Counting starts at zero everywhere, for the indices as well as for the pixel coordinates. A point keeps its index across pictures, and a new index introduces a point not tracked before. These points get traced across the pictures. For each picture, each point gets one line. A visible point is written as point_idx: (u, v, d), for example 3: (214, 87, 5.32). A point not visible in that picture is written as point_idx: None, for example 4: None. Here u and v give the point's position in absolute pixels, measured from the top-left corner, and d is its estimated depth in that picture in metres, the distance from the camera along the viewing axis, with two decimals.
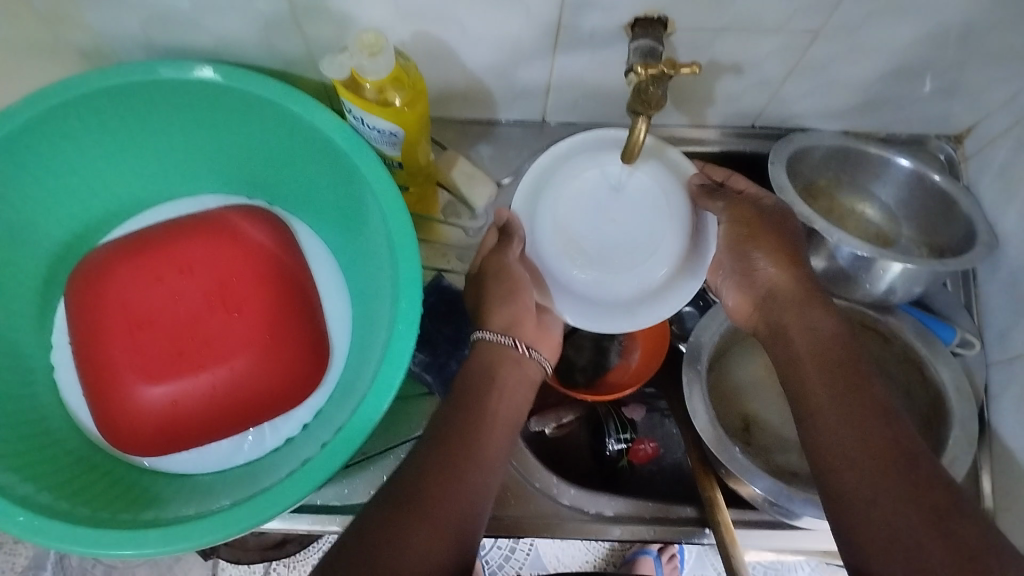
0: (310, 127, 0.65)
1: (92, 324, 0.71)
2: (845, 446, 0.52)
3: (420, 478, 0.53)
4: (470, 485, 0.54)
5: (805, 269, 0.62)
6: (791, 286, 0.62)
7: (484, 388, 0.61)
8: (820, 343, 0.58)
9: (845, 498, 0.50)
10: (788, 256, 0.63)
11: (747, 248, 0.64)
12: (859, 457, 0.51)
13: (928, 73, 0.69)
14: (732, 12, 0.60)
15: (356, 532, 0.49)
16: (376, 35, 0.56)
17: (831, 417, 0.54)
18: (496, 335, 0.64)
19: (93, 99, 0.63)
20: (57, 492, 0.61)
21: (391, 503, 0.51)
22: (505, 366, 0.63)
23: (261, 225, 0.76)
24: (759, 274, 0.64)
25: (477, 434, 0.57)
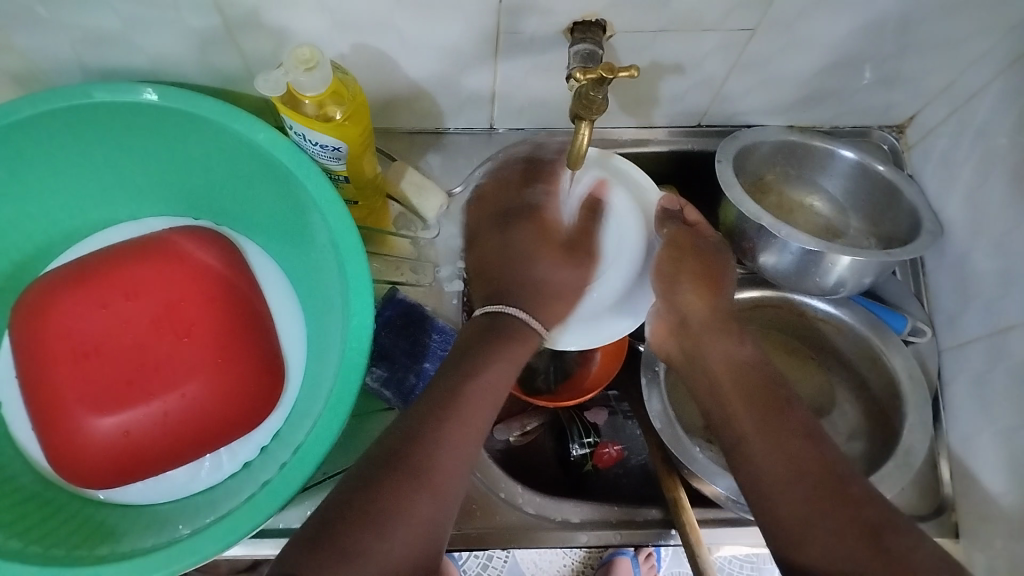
0: (252, 145, 0.63)
1: (37, 355, 0.69)
2: (768, 459, 0.52)
3: (418, 439, 0.52)
4: (434, 483, 0.51)
5: (723, 302, 0.64)
6: (711, 314, 0.63)
7: (471, 365, 0.58)
8: (736, 371, 0.59)
9: (785, 516, 0.50)
10: (708, 288, 0.64)
11: (674, 280, 0.65)
12: (783, 465, 0.52)
13: (866, 65, 0.70)
14: (668, 12, 0.60)
15: (341, 502, 0.49)
16: (312, 50, 0.55)
17: (752, 432, 0.54)
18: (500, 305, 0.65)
19: (27, 125, 0.61)
20: (7, 530, 0.59)
21: (353, 495, 0.49)
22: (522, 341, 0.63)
23: (208, 246, 0.74)
24: (678, 303, 0.64)
25: (453, 421, 0.54)
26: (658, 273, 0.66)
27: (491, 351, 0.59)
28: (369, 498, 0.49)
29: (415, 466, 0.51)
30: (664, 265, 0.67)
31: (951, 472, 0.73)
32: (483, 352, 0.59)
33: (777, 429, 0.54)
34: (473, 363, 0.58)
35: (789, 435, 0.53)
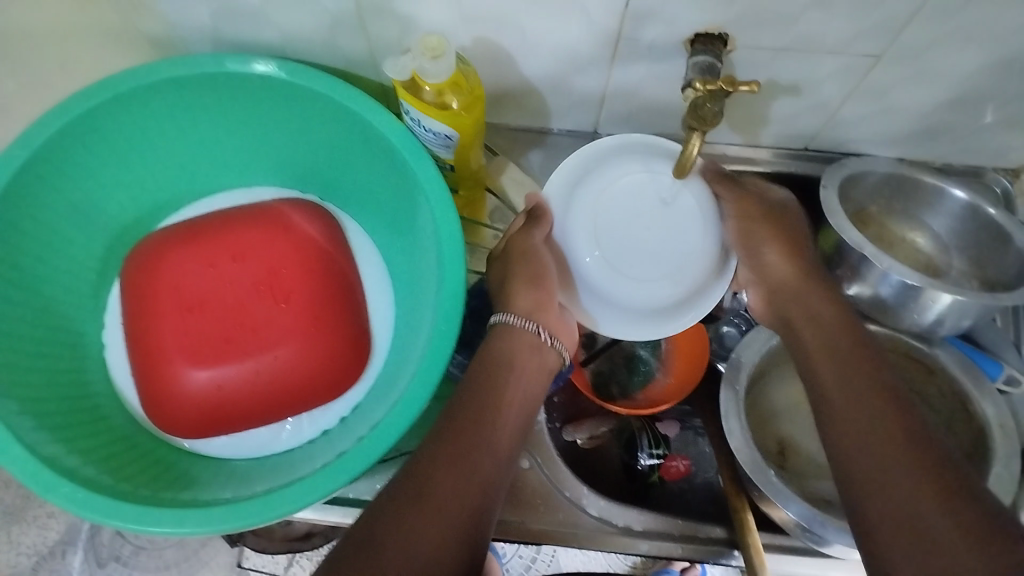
0: (368, 126, 0.66)
1: (144, 306, 0.73)
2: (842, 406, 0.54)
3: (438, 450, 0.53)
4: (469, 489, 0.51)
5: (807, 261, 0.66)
6: (788, 278, 0.65)
7: (491, 394, 0.59)
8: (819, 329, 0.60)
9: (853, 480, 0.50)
10: (790, 245, 0.66)
11: (755, 241, 0.67)
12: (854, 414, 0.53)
13: (989, 105, 0.68)
14: (793, 32, 0.60)
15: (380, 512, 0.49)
16: (440, 38, 0.57)
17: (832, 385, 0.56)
18: (515, 317, 0.64)
19: (160, 85, 0.65)
20: (101, 466, 0.62)
21: (384, 507, 0.49)
22: (524, 350, 0.63)
23: (312, 218, 0.77)
24: (763, 265, 0.67)
25: (462, 427, 0.55)
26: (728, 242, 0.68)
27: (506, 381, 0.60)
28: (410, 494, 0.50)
29: (434, 469, 0.52)
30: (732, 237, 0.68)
31: None
32: (498, 386, 0.59)
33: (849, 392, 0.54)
34: (487, 406, 0.58)
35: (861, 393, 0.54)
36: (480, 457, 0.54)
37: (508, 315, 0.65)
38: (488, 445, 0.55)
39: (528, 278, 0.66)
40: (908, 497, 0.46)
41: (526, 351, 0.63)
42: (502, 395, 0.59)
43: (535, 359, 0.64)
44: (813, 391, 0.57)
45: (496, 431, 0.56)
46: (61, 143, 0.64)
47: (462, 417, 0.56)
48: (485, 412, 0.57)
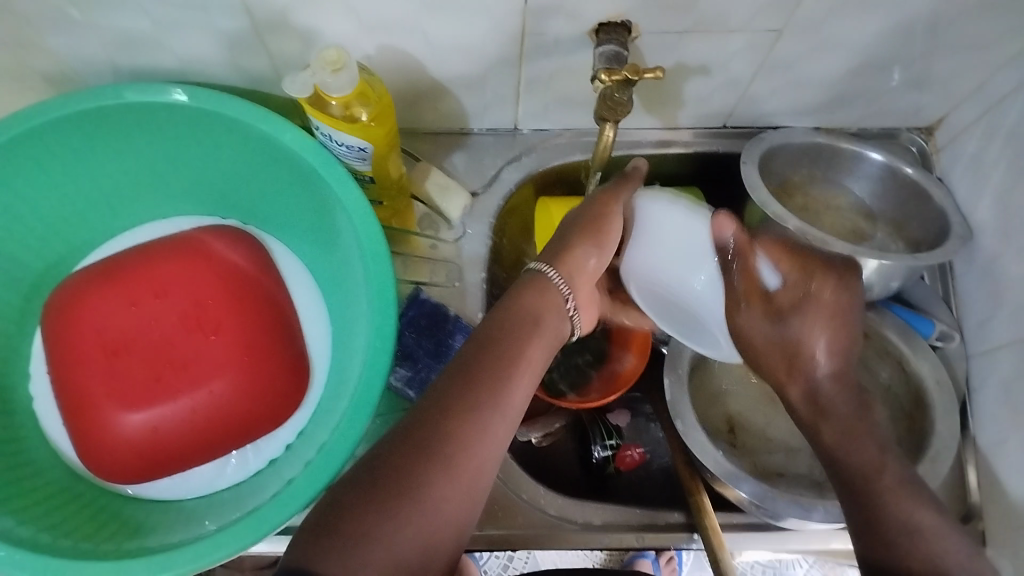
0: (281, 146, 0.64)
1: (68, 353, 0.70)
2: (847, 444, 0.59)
3: (447, 406, 0.53)
4: (474, 458, 0.51)
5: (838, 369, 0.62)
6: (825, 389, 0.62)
7: (509, 353, 0.56)
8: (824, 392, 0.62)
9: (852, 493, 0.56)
10: (824, 350, 0.63)
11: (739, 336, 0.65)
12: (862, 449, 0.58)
13: (895, 68, 0.69)
14: (694, 13, 0.60)
15: (380, 466, 0.50)
16: (338, 51, 0.56)
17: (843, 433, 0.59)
18: (553, 275, 0.62)
19: (59, 125, 0.63)
20: (38, 523, 0.60)
21: (383, 460, 0.50)
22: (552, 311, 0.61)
23: (236, 244, 0.75)
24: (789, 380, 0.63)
25: (476, 390, 0.54)
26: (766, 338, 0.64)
27: (530, 337, 0.58)
28: (412, 456, 0.50)
29: (442, 430, 0.51)
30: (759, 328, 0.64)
31: (978, 479, 0.72)
32: (510, 363, 0.56)
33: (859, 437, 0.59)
34: (498, 375, 0.55)
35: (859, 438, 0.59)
36: (479, 444, 0.52)
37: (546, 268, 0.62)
38: (489, 431, 0.53)
39: (590, 233, 0.63)
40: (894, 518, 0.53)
41: (554, 313, 0.60)
42: (523, 350, 0.57)
43: (550, 325, 0.60)
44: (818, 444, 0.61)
45: (501, 411, 0.54)
46: None
47: (467, 399, 0.53)
48: (493, 387, 0.54)
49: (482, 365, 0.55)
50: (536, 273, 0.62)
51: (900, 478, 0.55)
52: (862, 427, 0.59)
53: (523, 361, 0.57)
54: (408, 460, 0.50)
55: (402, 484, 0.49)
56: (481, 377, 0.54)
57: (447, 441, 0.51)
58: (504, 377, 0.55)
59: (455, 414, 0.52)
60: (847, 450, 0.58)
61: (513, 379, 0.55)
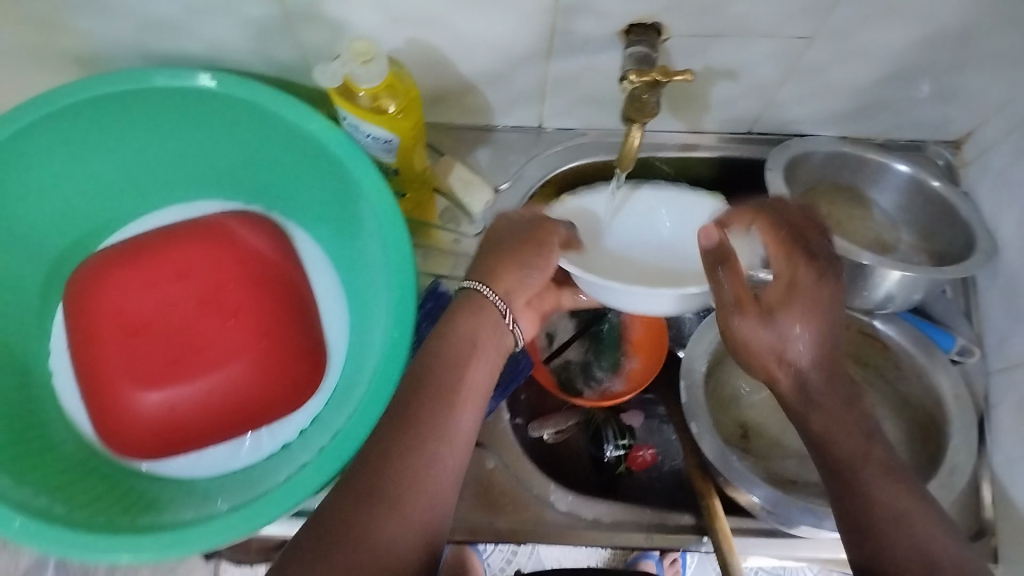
0: (307, 134, 0.65)
1: (90, 331, 0.71)
2: (830, 433, 0.54)
3: (393, 443, 0.51)
4: (426, 494, 0.50)
5: (831, 350, 0.56)
6: (818, 373, 0.56)
7: (448, 383, 0.55)
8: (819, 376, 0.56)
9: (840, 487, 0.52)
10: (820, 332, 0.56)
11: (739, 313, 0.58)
12: (848, 439, 0.53)
13: (925, 79, 0.69)
14: (724, 17, 0.59)
15: (336, 510, 0.48)
16: (367, 43, 0.56)
17: (830, 424, 0.54)
18: (493, 295, 0.59)
19: (90, 104, 0.63)
20: (55, 495, 0.61)
21: (335, 506, 0.48)
22: (487, 327, 0.58)
23: (259, 230, 0.76)
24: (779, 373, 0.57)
25: (420, 423, 0.52)
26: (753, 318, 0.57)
27: (466, 363, 0.56)
28: (366, 498, 0.49)
29: (390, 468, 0.50)
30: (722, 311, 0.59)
31: (993, 495, 0.72)
32: (449, 400, 0.54)
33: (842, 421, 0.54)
34: (438, 405, 0.53)
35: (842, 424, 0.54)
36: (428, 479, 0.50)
37: (481, 285, 0.60)
38: (428, 473, 0.51)
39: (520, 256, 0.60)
40: (883, 513, 0.50)
41: (490, 331, 0.58)
42: (463, 373, 0.55)
43: (484, 363, 0.57)
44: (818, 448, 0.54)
45: (448, 441, 0.52)
46: None
47: (403, 442, 0.51)
48: (431, 425, 0.52)
49: (417, 406, 0.53)
50: (471, 290, 0.60)
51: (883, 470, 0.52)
52: (855, 416, 0.55)
53: (462, 387, 0.55)
54: (345, 508, 0.48)
55: (354, 529, 0.47)
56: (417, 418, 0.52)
57: (398, 479, 0.49)
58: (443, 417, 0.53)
59: (403, 450, 0.51)
60: (833, 443, 0.54)
61: (455, 413, 0.54)
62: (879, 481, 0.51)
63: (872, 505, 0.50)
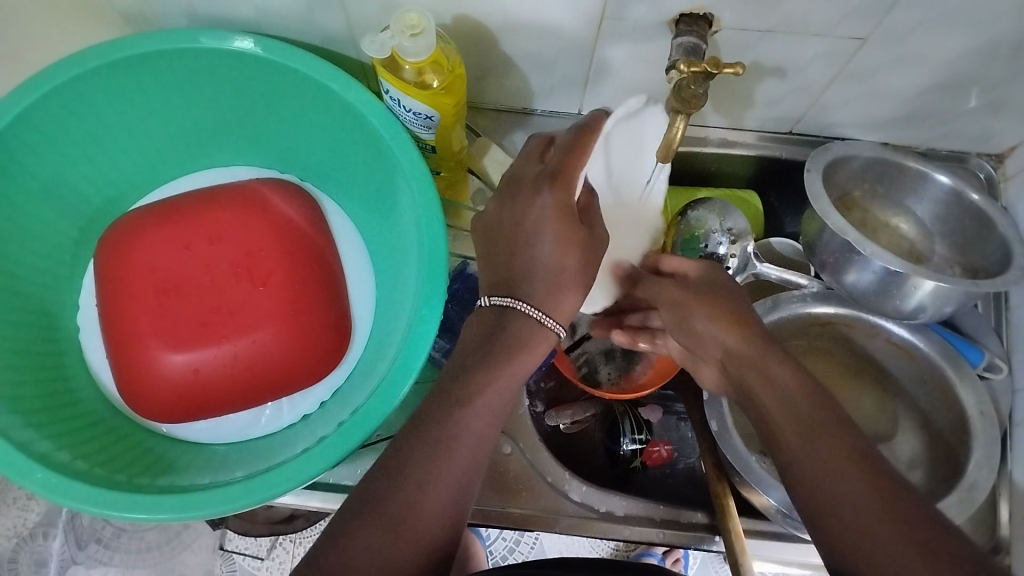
0: (348, 106, 0.64)
1: (119, 290, 0.71)
2: (793, 435, 0.51)
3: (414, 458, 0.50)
4: (434, 513, 0.49)
5: (758, 327, 0.58)
6: (743, 347, 0.57)
7: (474, 392, 0.53)
8: (787, 393, 0.53)
9: (809, 491, 0.48)
10: (737, 319, 0.58)
11: (683, 310, 0.61)
12: (810, 436, 0.50)
13: (974, 89, 0.68)
14: (779, 13, 0.59)
15: (349, 528, 0.48)
16: (420, 16, 0.56)
17: (795, 429, 0.51)
18: (556, 326, 0.57)
19: (133, 61, 0.63)
20: (75, 451, 0.61)
21: (346, 526, 0.48)
22: (529, 344, 0.56)
23: (292, 199, 0.76)
24: (704, 335, 0.59)
25: (442, 437, 0.51)
26: (682, 296, 0.61)
27: (496, 370, 0.54)
28: (377, 519, 0.48)
29: (406, 487, 0.49)
30: (685, 294, 0.61)
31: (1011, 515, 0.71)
32: (472, 417, 0.52)
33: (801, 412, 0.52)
34: (464, 418, 0.52)
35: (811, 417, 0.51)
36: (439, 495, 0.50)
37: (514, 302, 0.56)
38: (434, 492, 0.50)
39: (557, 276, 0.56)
40: (860, 505, 0.46)
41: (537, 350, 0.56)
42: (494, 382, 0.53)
43: (515, 377, 0.54)
44: (779, 454, 0.52)
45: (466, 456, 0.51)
46: (31, 122, 0.62)
47: (414, 460, 0.50)
48: (452, 436, 0.51)
49: (436, 423, 0.51)
50: (504, 306, 0.56)
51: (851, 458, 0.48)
52: (826, 414, 0.51)
53: (488, 397, 0.53)
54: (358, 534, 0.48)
55: (360, 554, 0.47)
56: (430, 438, 0.51)
57: (409, 497, 0.49)
58: (454, 435, 0.51)
59: (420, 465, 0.50)
60: (795, 445, 0.50)
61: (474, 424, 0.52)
62: (850, 477, 0.47)
63: (839, 503, 0.47)
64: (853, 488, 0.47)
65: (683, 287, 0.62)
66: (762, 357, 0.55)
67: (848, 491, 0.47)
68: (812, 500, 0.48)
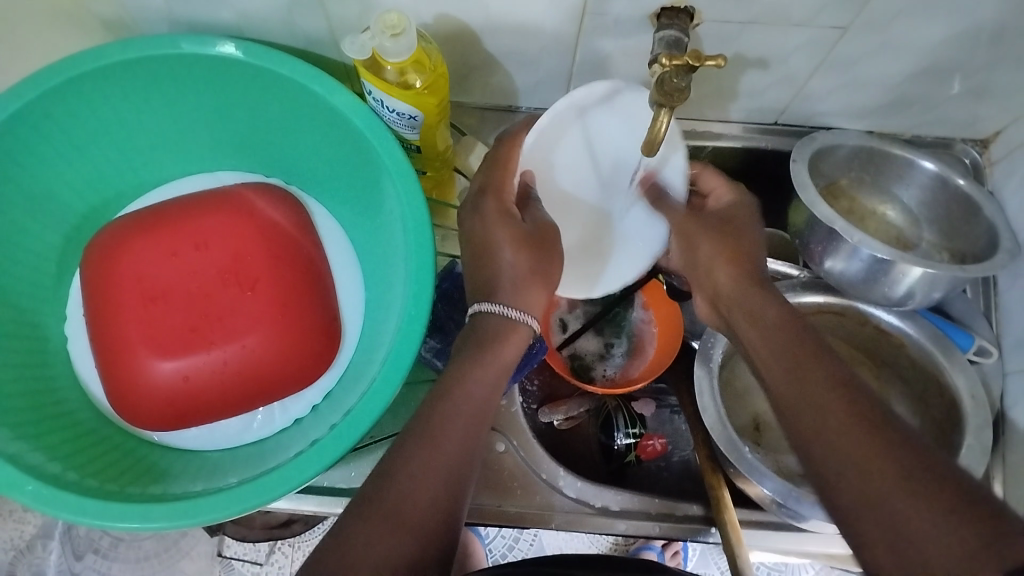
0: (331, 108, 0.64)
1: (106, 299, 0.71)
2: (784, 380, 0.51)
3: (405, 455, 0.50)
4: (433, 500, 0.48)
5: (752, 262, 0.59)
6: (738, 278, 0.58)
7: (460, 392, 0.54)
8: (776, 339, 0.54)
9: (800, 438, 0.49)
10: (733, 247, 0.59)
11: (691, 237, 0.62)
12: (797, 383, 0.51)
13: (957, 75, 0.68)
14: (760, 4, 0.59)
15: (349, 524, 0.47)
16: (400, 16, 0.55)
17: (785, 378, 0.51)
18: (528, 318, 0.58)
19: (111, 69, 0.63)
20: (66, 463, 0.60)
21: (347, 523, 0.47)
22: (510, 338, 0.58)
23: (277, 203, 0.76)
24: (708, 267, 0.60)
25: (429, 432, 0.51)
26: (683, 224, 0.63)
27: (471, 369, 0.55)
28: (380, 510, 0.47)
29: (400, 479, 0.49)
30: (684, 225, 0.63)
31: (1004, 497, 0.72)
32: (456, 412, 0.53)
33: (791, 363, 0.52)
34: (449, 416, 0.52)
35: (797, 368, 0.51)
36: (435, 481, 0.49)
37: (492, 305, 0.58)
38: (427, 481, 0.49)
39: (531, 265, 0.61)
40: (847, 439, 0.46)
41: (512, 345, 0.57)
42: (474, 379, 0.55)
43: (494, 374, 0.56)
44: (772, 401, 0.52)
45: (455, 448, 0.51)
46: (11, 134, 0.62)
47: (404, 454, 0.50)
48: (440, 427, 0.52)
49: (423, 424, 0.52)
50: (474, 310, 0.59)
51: (837, 396, 0.49)
52: (820, 359, 0.52)
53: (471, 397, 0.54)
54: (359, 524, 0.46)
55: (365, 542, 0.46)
56: (419, 436, 0.51)
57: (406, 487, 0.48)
58: (441, 431, 0.51)
59: (413, 457, 0.50)
60: (787, 393, 0.51)
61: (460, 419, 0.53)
62: (836, 419, 0.47)
63: (826, 440, 0.47)
64: (844, 435, 0.47)
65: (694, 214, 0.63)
66: (755, 292, 0.57)
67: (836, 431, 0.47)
68: (802, 442, 0.49)
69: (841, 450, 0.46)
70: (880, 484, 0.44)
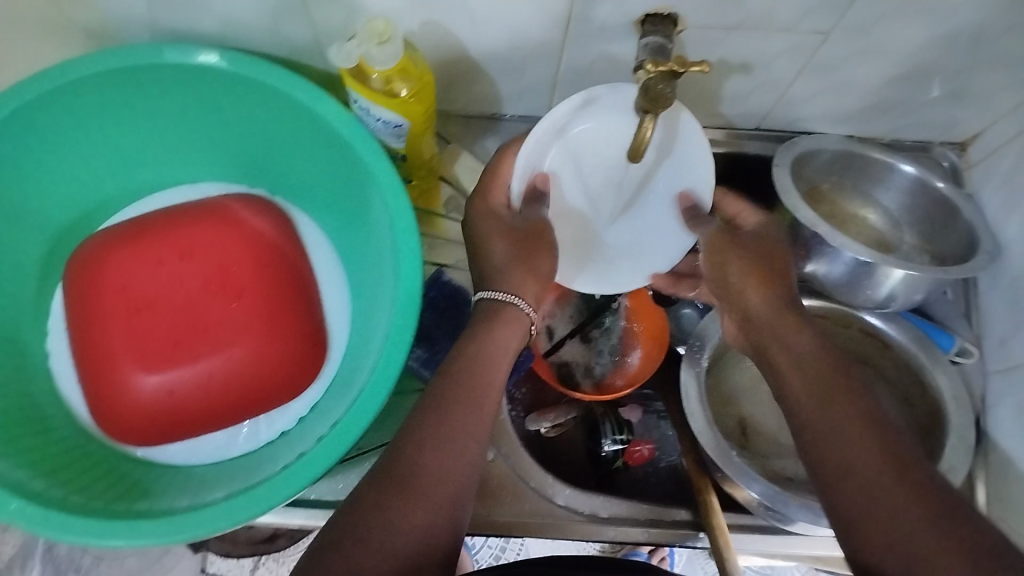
0: (317, 117, 0.64)
1: (89, 312, 0.70)
2: (814, 413, 0.53)
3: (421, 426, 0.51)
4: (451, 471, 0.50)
5: (782, 291, 0.61)
6: (766, 308, 0.60)
7: (478, 377, 0.55)
8: (807, 367, 0.56)
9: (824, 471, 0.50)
10: (764, 279, 0.61)
11: (723, 256, 0.64)
12: (825, 416, 0.52)
13: (936, 79, 0.69)
14: (744, 9, 0.59)
15: (350, 511, 0.47)
16: (387, 23, 0.56)
17: (814, 409, 0.53)
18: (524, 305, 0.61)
19: (94, 80, 0.62)
20: (51, 479, 0.59)
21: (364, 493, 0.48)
22: (505, 322, 0.59)
23: (262, 213, 0.75)
24: (738, 297, 0.62)
25: (442, 404, 0.53)
26: (712, 244, 0.64)
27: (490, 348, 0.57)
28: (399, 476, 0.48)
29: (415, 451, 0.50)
30: (721, 242, 0.64)
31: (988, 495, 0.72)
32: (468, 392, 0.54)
33: (823, 396, 0.53)
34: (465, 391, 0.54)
35: (828, 405, 0.52)
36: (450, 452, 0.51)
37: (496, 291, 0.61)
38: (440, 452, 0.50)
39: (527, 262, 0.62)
40: (875, 473, 0.47)
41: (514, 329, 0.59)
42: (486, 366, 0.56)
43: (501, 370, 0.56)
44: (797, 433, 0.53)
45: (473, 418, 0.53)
46: None
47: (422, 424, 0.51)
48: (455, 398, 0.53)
49: (443, 401, 0.53)
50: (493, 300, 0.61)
51: (863, 430, 0.50)
52: (849, 395, 0.53)
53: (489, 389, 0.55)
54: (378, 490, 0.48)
55: (385, 506, 0.47)
56: (431, 412, 0.52)
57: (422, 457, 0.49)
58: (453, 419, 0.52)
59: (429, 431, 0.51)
60: (817, 425, 0.52)
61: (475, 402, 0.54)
62: (867, 461, 0.48)
63: (853, 478, 0.48)
64: (871, 470, 0.48)
65: (728, 232, 0.65)
66: (783, 319, 0.59)
67: (863, 471, 0.48)
68: (825, 478, 0.50)
69: (867, 484, 0.47)
70: (907, 525, 0.44)
